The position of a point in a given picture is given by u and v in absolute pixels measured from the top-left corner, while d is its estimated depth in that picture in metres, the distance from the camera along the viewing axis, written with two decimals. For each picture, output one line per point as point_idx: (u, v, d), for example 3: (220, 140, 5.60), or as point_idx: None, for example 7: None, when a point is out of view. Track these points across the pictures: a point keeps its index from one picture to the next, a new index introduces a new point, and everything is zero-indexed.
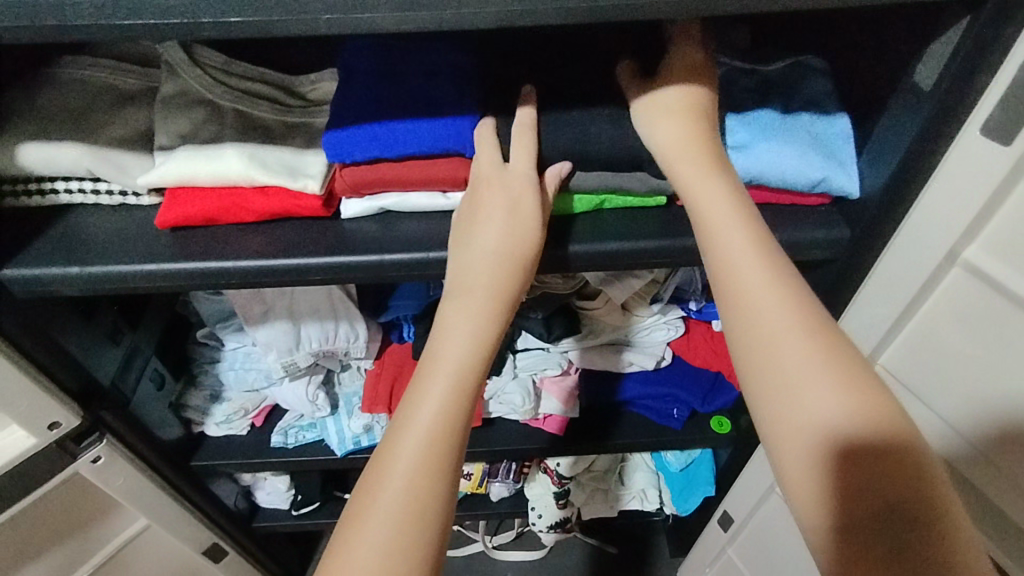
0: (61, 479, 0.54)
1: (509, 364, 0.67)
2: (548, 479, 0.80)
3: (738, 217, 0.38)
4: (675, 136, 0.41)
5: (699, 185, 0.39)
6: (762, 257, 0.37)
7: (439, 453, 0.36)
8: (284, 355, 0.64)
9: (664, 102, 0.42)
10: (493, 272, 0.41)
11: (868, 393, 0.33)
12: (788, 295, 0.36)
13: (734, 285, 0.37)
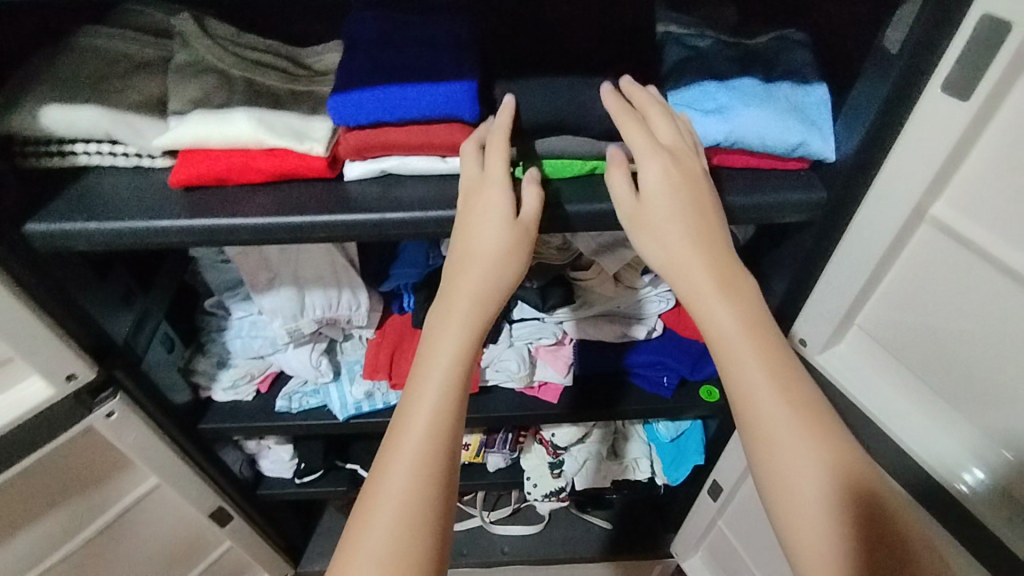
0: (76, 433, 0.56)
1: (506, 333, 0.70)
2: (543, 450, 0.83)
3: (753, 349, 0.40)
4: (682, 256, 0.42)
5: (709, 315, 0.42)
6: (775, 389, 0.40)
7: (433, 465, 0.40)
8: (289, 321, 0.66)
9: (652, 200, 0.43)
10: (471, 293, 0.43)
11: (849, 471, 0.38)
12: (767, 370, 0.40)
13: (725, 356, 0.41)
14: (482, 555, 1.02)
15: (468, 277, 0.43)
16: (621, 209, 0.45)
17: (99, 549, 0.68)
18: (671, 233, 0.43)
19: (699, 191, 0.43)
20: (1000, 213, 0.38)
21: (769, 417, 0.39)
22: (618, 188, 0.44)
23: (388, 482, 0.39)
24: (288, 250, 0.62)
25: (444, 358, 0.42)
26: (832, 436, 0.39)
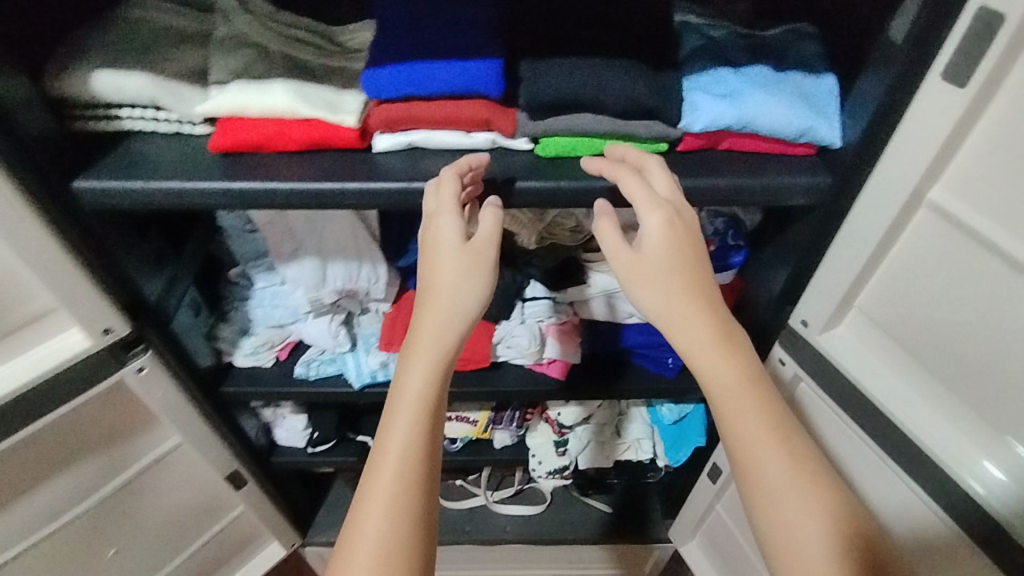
0: (108, 386, 0.59)
1: (518, 310, 0.72)
2: (549, 428, 0.85)
3: (748, 402, 0.43)
4: (677, 307, 0.44)
5: (701, 368, 0.43)
6: (777, 446, 0.42)
7: (406, 502, 0.42)
8: (311, 290, 0.69)
9: (655, 251, 0.45)
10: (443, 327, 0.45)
11: (837, 527, 0.41)
12: (765, 425, 0.42)
13: (724, 407, 0.43)
14: (485, 533, 1.05)
15: (432, 315, 0.45)
16: (618, 256, 0.46)
17: (122, 502, 0.71)
18: (663, 287, 0.44)
19: (688, 247, 0.45)
20: (992, 196, 0.41)
21: (768, 471, 0.42)
22: (608, 245, 0.46)
23: (372, 517, 0.42)
24: (313, 222, 0.65)
25: (416, 397, 0.44)
26: (825, 490, 0.42)
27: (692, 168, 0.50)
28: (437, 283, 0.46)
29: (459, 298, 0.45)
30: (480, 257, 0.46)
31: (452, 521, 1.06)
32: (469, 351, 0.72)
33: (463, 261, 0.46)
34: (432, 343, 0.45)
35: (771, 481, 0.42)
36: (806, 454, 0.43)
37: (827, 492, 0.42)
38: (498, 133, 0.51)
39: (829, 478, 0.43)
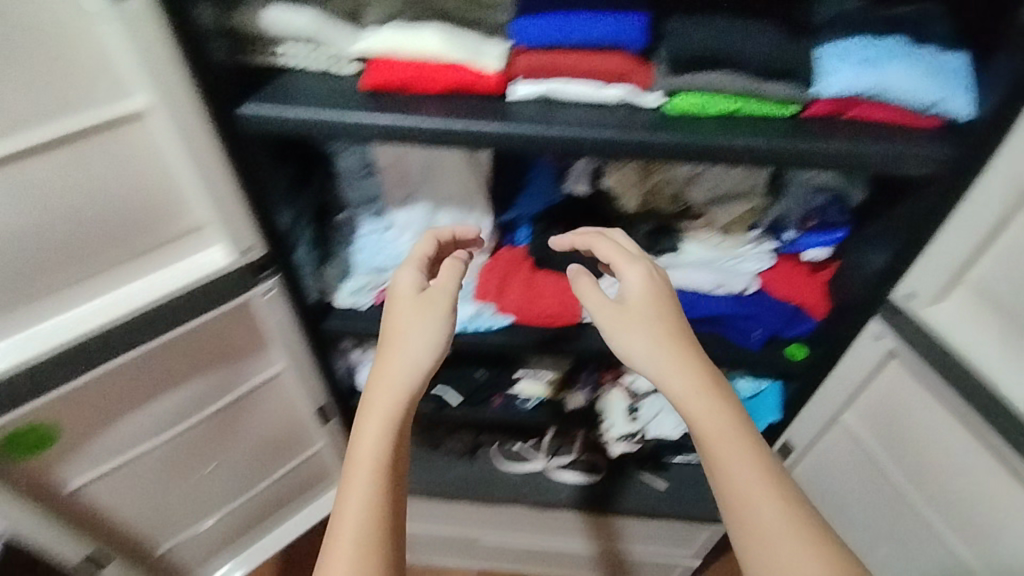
0: (238, 303, 0.64)
1: (612, 272, 0.75)
2: (620, 395, 0.89)
3: (728, 446, 0.49)
4: (657, 355, 0.53)
5: (695, 415, 0.50)
6: (762, 483, 0.47)
7: (376, 519, 0.48)
8: (420, 234, 0.74)
9: (630, 303, 0.56)
10: (407, 362, 0.53)
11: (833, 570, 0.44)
12: (754, 470, 0.48)
13: (707, 444, 0.49)
14: (540, 495, 1.08)
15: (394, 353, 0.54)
16: (597, 315, 0.56)
17: (229, 419, 0.77)
18: (642, 331, 0.54)
19: (655, 297, 0.56)
20: None
21: (746, 508, 0.47)
22: (582, 297, 0.58)
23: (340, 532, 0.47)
24: (429, 169, 0.68)
25: (388, 421, 0.51)
26: (808, 536, 0.46)
27: (821, 132, 0.52)
28: (410, 329, 0.55)
29: (426, 341, 0.55)
30: (437, 303, 0.57)
31: (509, 482, 1.10)
32: (561, 309, 0.75)
33: (428, 311, 0.56)
34: (405, 382, 0.52)
35: (757, 519, 0.47)
36: (785, 499, 0.47)
37: (813, 538, 0.46)
38: (631, 89, 0.53)
39: (819, 529, 0.46)
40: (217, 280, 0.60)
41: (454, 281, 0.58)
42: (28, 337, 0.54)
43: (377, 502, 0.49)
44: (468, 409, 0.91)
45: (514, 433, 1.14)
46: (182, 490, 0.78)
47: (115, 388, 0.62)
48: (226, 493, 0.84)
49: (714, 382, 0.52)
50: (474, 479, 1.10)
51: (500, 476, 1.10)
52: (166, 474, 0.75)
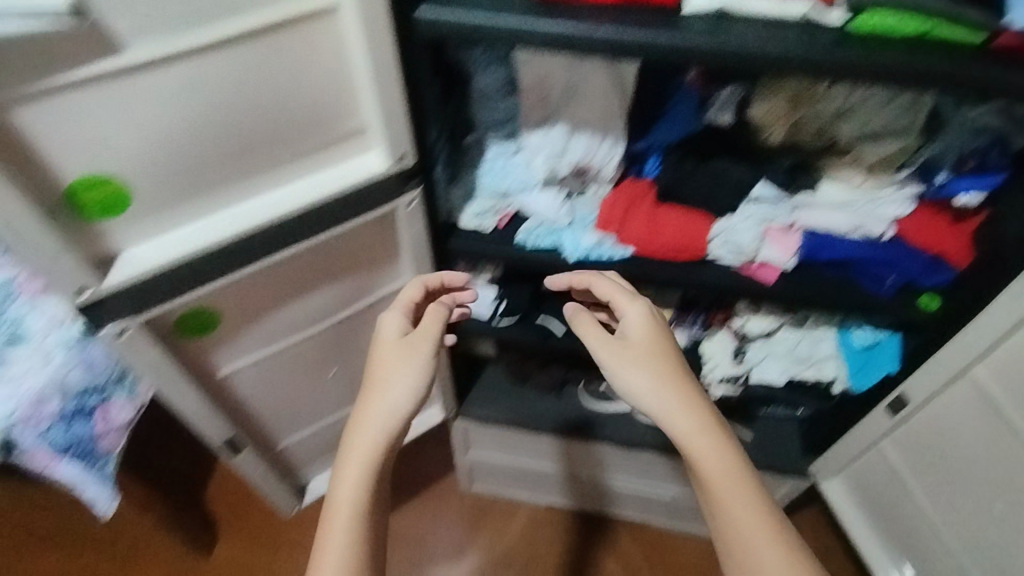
0: (386, 210, 0.66)
1: (743, 208, 0.75)
2: (727, 339, 0.88)
3: (721, 473, 0.59)
4: (659, 393, 0.63)
5: (696, 448, 0.60)
6: (748, 504, 0.58)
7: (359, 534, 0.56)
8: (552, 158, 0.75)
9: (635, 346, 0.67)
10: (388, 395, 0.62)
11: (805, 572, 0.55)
12: (746, 488, 0.59)
13: (703, 471, 0.60)
14: (626, 434, 1.10)
15: (375, 392, 0.62)
16: (606, 357, 0.67)
17: (354, 326, 0.81)
18: (642, 370, 0.65)
19: (649, 340, 0.68)
20: None
21: (738, 522, 0.58)
22: (588, 340, 0.70)
23: (328, 548, 0.55)
24: (572, 91, 0.68)
25: (364, 449, 0.59)
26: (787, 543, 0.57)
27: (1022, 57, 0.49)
28: (395, 370, 0.63)
29: (408, 380, 0.63)
30: (421, 348, 0.65)
31: (595, 418, 1.12)
32: (688, 241, 0.75)
33: (416, 353, 0.65)
34: (384, 423, 0.60)
35: (739, 537, 0.58)
36: (769, 516, 0.58)
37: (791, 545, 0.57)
38: (814, 5, 0.52)
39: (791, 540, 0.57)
40: (374, 185, 0.61)
41: (433, 331, 0.67)
42: (207, 221, 0.57)
43: (358, 522, 0.56)
44: (572, 340, 0.93)
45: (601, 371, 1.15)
46: (307, 387, 0.84)
47: (266, 283, 0.66)
48: (343, 398, 0.90)
49: (710, 419, 0.62)
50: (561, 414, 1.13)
51: (586, 412, 1.12)
52: (298, 371, 0.80)
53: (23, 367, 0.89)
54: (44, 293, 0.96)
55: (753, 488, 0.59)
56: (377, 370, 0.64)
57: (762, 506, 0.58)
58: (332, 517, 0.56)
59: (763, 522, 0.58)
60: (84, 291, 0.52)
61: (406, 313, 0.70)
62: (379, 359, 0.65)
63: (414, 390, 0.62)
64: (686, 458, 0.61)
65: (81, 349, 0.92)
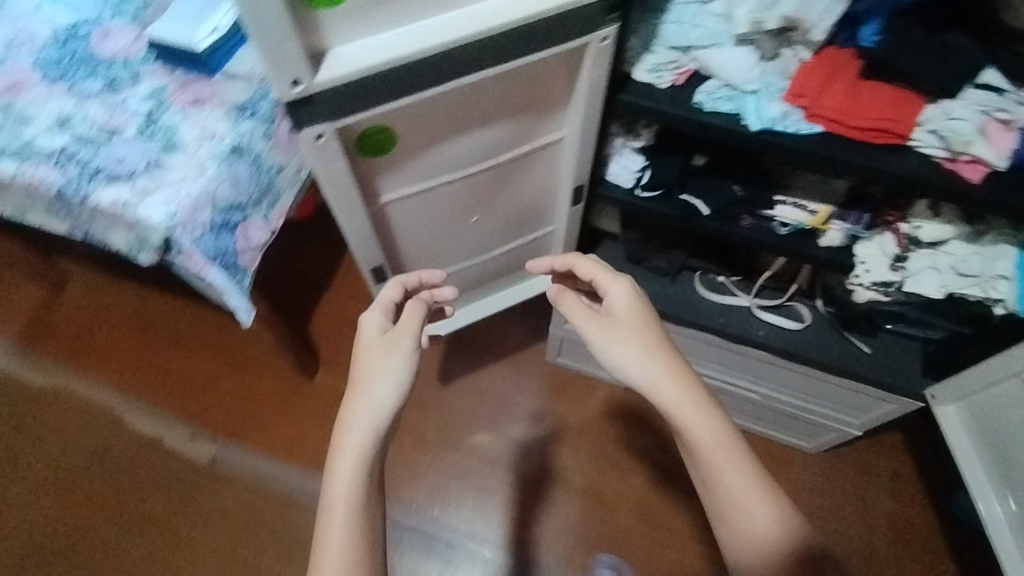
0: (579, 45, 0.61)
1: (966, 94, 0.67)
2: (888, 243, 0.83)
3: (709, 438, 0.62)
4: (645, 363, 0.66)
5: (685, 412, 0.63)
6: (725, 458, 0.62)
7: (361, 517, 0.59)
8: (759, 10, 0.66)
9: (621, 320, 0.70)
10: (386, 368, 0.65)
11: (783, 517, 0.60)
12: (729, 443, 0.62)
13: (684, 429, 0.63)
14: (740, 330, 1.05)
15: (361, 370, 0.65)
16: (589, 333, 0.70)
17: (506, 173, 0.79)
18: (627, 344, 0.68)
19: (635, 316, 0.70)
20: None
21: (721, 474, 0.62)
22: (575, 322, 0.72)
23: (331, 541, 0.57)
24: None
25: (362, 429, 0.61)
26: (769, 492, 0.61)
27: None
28: (381, 362, 0.66)
29: (404, 362, 0.66)
30: (402, 336, 0.68)
31: (706, 309, 1.07)
32: (891, 123, 0.68)
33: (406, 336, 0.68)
34: (375, 413, 0.62)
35: (718, 482, 0.62)
36: (749, 466, 0.62)
37: (772, 493, 0.61)
38: None
39: (772, 490, 0.61)
40: (574, 13, 0.56)
41: (414, 324, 0.70)
42: (408, 29, 0.54)
43: (363, 507, 0.59)
44: (715, 222, 0.88)
45: (724, 263, 1.07)
46: (449, 230, 0.84)
47: (439, 107, 0.63)
48: (474, 247, 0.91)
49: (695, 384, 0.65)
50: (674, 300, 1.07)
51: (698, 301, 1.07)
52: (448, 212, 0.80)
53: (180, 172, 0.92)
54: (194, 106, 0.98)
55: (733, 446, 0.62)
56: (360, 366, 0.66)
57: (749, 464, 0.62)
58: (331, 511, 0.58)
59: (750, 481, 0.61)
60: (298, 84, 0.51)
61: (387, 312, 0.73)
62: (361, 353, 0.67)
63: (410, 370, 0.66)
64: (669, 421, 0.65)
65: (231, 163, 0.95)
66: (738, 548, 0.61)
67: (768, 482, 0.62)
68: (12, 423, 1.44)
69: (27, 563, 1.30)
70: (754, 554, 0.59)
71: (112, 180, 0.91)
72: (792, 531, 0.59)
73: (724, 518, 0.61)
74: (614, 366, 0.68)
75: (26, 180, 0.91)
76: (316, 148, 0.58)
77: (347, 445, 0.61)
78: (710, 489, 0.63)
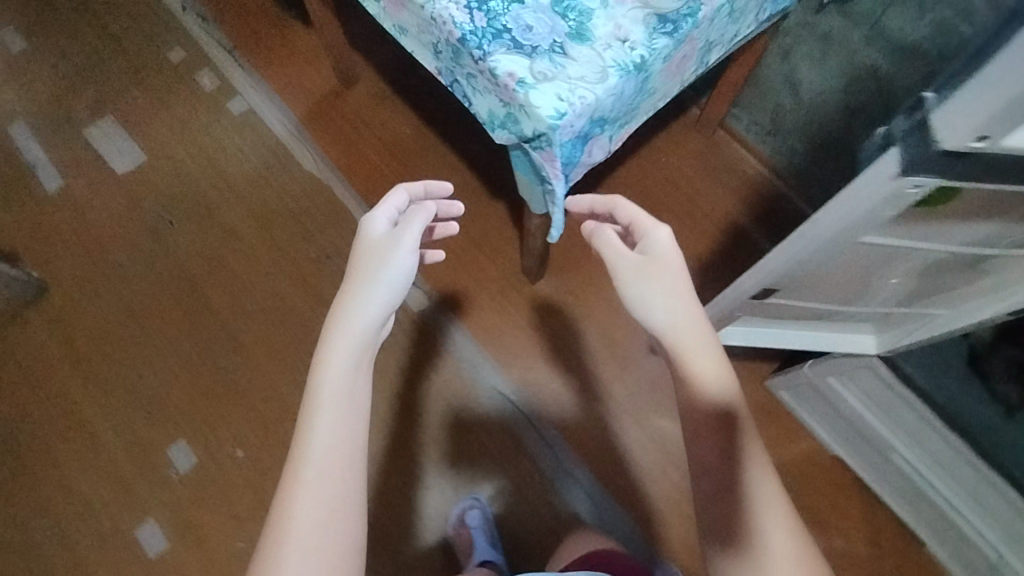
0: None
1: None
2: None
3: (700, 365, 0.68)
4: (662, 295, 0.72)
5: (687, 344, 0.70)
6: (715, 372, 0.68)
7: (347, 414, 0.65)
8: None
9: (655, 253, 0.74)
10: (382, 269, 0.70)
11: (745, 423, 0.66)
12: (716, 368, 0.69)
13: (680, 347, 0.70)
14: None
15: (360, 273, 0.71)
16: (617, 266, 0.75)
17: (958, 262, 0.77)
18: (658, 283, 0.72)
19: (671, 261, 0.73)
20: None
21: (705, 377, 0.68)
22: (607, 256, 0.75)
23: (309, 442, 0.64)
24: None
25: (355, 328, 0.68)
26: (738, 405, 0.67)
27: None
28: (378, 268, 0.70)
29: (403, 267, 0.70)
30: (404, 239, 0.71)
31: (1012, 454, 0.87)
32: None
33: (406, 236, 0.71)
34: (366, 314, 0.68)
35: (699, 384, 0.68)
36: (727, 382, 0.68)
37: (740, 405, 0.67)
38: None
39: (739, 405, 0.67)
40: None
41: (416, 228, 0.72)
42: None
43: (348, 408, 0.65)
44: None
45: None
46: (867, 275, 0.84)
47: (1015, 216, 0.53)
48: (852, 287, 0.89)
49: (699, 315, 0.71)
50: (987, 428, 0.90)
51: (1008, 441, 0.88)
52: (874, 261, 0.78)
53: (581, 69, 0.83)
54: None
55: (715, 361, 0.69)
56: (359, 272, 0.71)
57: (742, 420, 0.67)
58: (321, 407, 0.64)
59: (726, 392, 0.68)
60: (982, 140, 0.49)
61: (392, 214, 0.75)
62: (360, 255, 0.71)
63: (405, 273, 0.70)
64: (670, 341, 0.70)
65: (630, 78, 0.85)
66: (695, 437, 0.68)
67: (740, 406, 0.67)
68: (275, 191, 1.55)
69: (251, 318, 1.45)
70: (712, 442, 0.66)
71: (513, 49, 0.83)
72: (751, 431, 0.66)
73: (691, 409, 0.68)
74: (637, 302, 0.73)
75: (433, 12, 0.86)
76: (878, 167, 0.57)
77: (337, 345, 0.67)
78: (688, 407, 0.68)
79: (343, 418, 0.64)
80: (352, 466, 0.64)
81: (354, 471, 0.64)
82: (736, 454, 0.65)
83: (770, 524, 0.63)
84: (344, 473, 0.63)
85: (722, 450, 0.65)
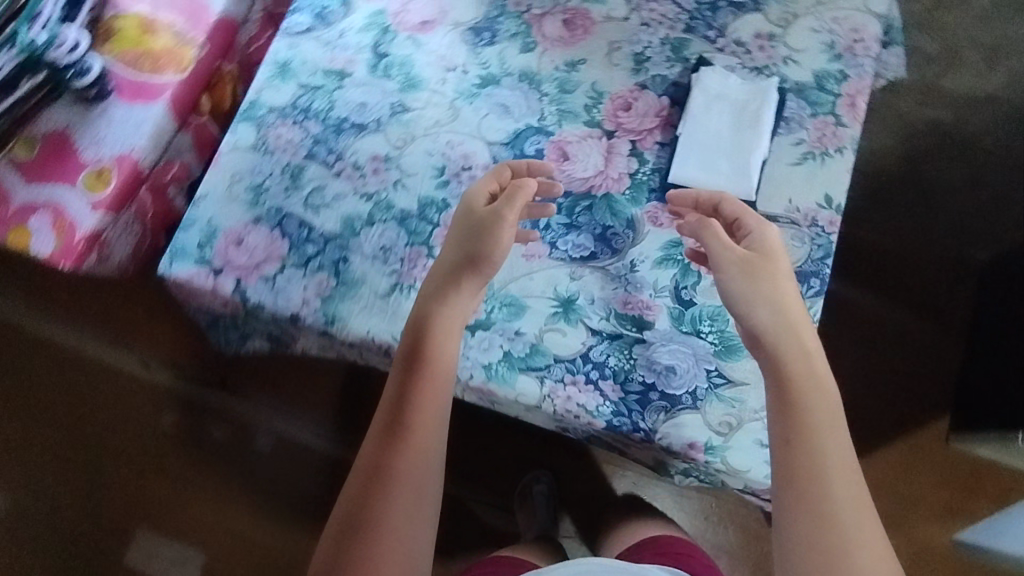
0: None
1: None
2: None
3: (808, 377, 0.60)
4: (780, 291, 0.62)
5: (796, 351, 0.60)
6: (825, 390, 0.60)
7: (438, 380, 0.65)
8: None
9: (762, 244, 0.64)
10: (478, 244, 0.66)
11: (848, 458, 0.58)
12: (829, 392, 0.60)
13: (787, 351, 0.60)
14: None
15: (450, 244, 0.68)
16: (724, 252, 0.63)
17: None
18: (772, 280, 0.62)
19: (780, 259, 0.63)
20: None
21: (817, 398, 0.59)
22: (713, 246, 0.64)
23: (400, 388, 0.65)
24: None
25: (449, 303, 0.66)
26: (844, 441, 0.59)
27: None
28: (478, 241, 0.66)
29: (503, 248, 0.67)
30: (505, 216, 0.66)
31: None
32: None
33: (512, 217, 0.66)
34: (460, 288, 0.66)
35: (806, 397, 0.59)
36: (836, 407, 0.60)
37: (846, 443, 0.59)
38: None
39: (844, 442, 0.59)
40: None
41: (518, 201, 0.66)
42: None
43: (445, 370, 0.65)
44: None
45: None
46: None
47: None
48: None
49: (817, 334, 0.62)
50: None
51: None
52: None
53: (759, 390, 0.68)
54: None
55: (827, 378, 0.60)
56: (458, 240, 0.68)
57: (844, 428, 0.60)
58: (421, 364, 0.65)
59: (832, 416, 0.59)
60: None
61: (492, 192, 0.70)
62: (460, 226, 0.68)
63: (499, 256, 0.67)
64: (779, 340, 0.60)
65: None
66: (785, 452, 0.58)
67: (848, 451, 0.59)
68: None
69: None
70: (808, 461, 0.57)
71: (668, 406, 0.68)
72: (856, 472, 0.58)
73: (788, 424, 0.59)
74: (745, 311, 0.61)
75: (554, 408, 0.69)
76: None
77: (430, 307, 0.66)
78: (789, 422, 0.59)
79: (433, 387, 0.65)
80: (438, 428, 0.65)
81: (440, 431, 0.65)
82: (829, 485, 0.56)
83: (864, 523, 0.55)
84: (437, 431, 0.65)
85: (819, 490, 0.56)
